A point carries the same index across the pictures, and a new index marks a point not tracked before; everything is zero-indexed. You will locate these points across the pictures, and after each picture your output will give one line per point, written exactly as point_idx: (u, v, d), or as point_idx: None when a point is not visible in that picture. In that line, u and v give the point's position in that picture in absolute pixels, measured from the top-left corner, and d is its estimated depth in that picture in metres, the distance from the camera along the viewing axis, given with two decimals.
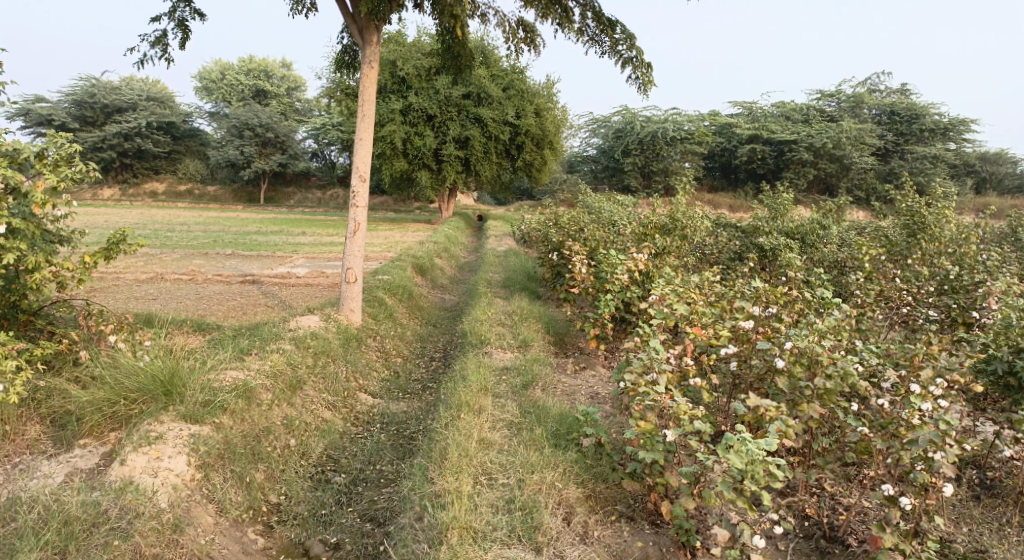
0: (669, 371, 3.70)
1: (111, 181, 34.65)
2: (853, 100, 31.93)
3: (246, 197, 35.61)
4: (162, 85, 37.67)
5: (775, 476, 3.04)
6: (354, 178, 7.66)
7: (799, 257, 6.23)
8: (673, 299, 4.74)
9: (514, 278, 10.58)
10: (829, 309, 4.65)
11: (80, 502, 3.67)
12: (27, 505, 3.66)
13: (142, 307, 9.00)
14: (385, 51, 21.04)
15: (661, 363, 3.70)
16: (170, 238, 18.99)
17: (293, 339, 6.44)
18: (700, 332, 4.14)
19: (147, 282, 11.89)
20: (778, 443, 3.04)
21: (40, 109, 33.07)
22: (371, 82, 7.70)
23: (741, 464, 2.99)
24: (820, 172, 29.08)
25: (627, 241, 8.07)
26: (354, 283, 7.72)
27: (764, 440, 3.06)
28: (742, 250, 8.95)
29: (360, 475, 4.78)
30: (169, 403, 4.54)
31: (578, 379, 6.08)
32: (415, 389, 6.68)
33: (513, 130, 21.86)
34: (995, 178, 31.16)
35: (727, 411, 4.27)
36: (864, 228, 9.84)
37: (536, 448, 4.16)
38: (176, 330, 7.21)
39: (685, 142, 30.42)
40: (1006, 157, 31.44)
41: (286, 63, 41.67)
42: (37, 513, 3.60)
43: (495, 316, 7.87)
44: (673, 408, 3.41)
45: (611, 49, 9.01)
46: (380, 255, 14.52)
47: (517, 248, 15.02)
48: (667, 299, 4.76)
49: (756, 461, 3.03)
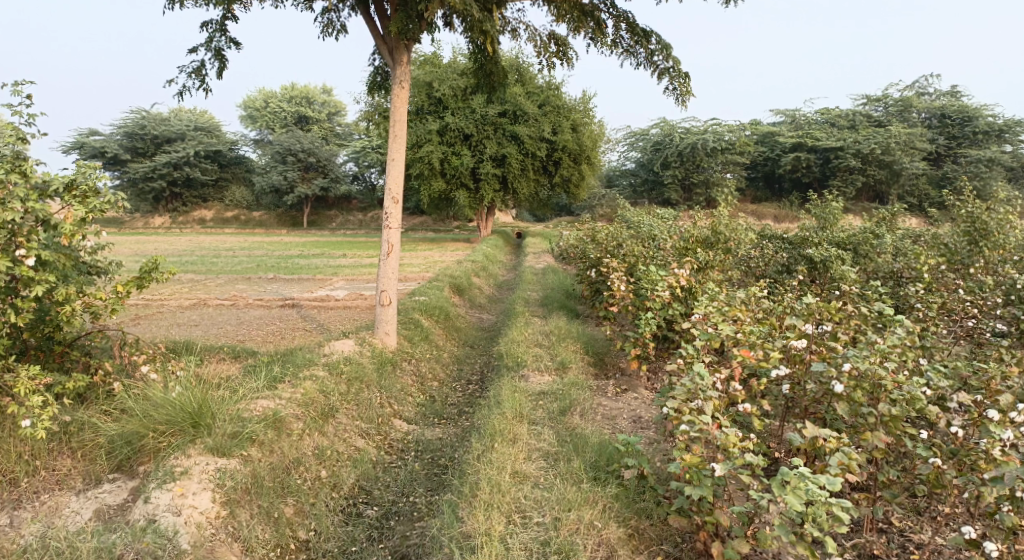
0: (716, 397, 3.43)
1: (160, 209, 35.56)
2: (901, 104, 31.00)
3: (289, 221, 36.18)
4: (208, 114, 38.66)
5: (840, 518, 2.76)
6: (387, 200, 7.56)
7: (853, 268, 5.88)
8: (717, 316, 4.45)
9: (552, 296, 10.35)
10: (887, 325, 4.33)
11: (94, 548, 3.62)
12: (39, 549, 3.63)
13: (182, 334, 9.04)
14: (421, 73, 21.15)
15: (708, 389, 3.44)
16: (214, 263, 19.28)
17: (326, 365, 6.33)
18: (750, 354, 3.84)
19: (189, 308, 11.98)
20: (842, 482, 2.76)
21: (94, 142, 33.84)
22: (402, 102, 7.60)
23: (801, 506, 2.71)
24: (868, 178, 28.27)
25: (667, 255, 7.79)
26: (389, 306, 7.59)
27: (828, 478, 2.78)
28: (790, 262, 8.59)
29: (393, 508, 4.60)
30: (197, 436, 4.43)
31: (619, 403, 5.83)
32: (451, 414, 6.50)
33: (550, 146, 21.72)
34: None
35: (779, 438, 3.98)
36: (921, 236, 9.37)
37: (573, 482, 3.93)
38: (212, 358, 7.16)
39: (726, 152, 29.94)
40: None
41: (326, 89, 42.42)
42: (48, 558, 3.57)
43: (532, 336, 7.65)
44: (722, 440, 3.15)
45: (646, 60, 8.80)
46: (418, 276, 14.44)
47: (556, 265, 14.80)
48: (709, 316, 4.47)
49: (819, 501, 2.75)
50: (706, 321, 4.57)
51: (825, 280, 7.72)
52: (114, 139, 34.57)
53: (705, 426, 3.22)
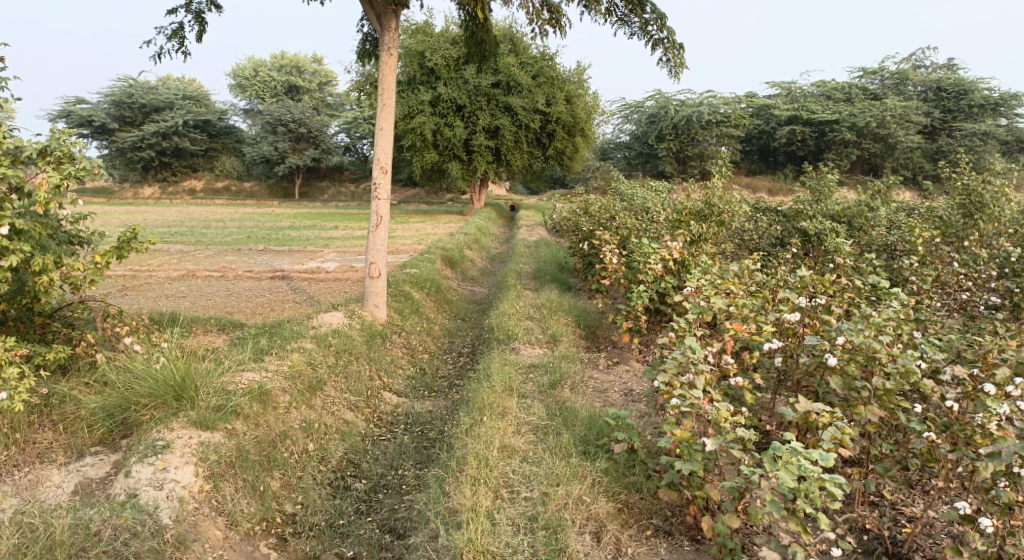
0: (708, 371, 3.37)
1: (150, 180, 35.19)
2: (898, 77, 30.76)
3: (281, 193, 35.88)
4: (198, 84, 38.12)
5: (832, 494, 2.72)
6: (376, 170, 7.43)
7: (848, 241, 5.82)
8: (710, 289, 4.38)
9: (545, 269, 10.27)
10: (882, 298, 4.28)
11: (69, 524, 3.53)
12: (12, 525, 3.54)
13: (169, 305, 8.93)
14: (413, 42, 20.80)
15: (701, 363, 3.37)
16: (204, 234, 19.10)
17: (314, 337, 6.25)
18: (743, 327, 3.78)
19: (178, 280, 11.86)
20: (836, 458, 2.70)
21: (81, 111, 33.29)
22: (391, 69, 7.42)
23: (794, 483, 2.66)
24: (863, 152, 28.15)
25: (660, 228, 7.70)
26: (378, 278, 7.50)
27: (821, 453, 2.73)
28: (784, 235, 8.53)
29: (381, 481, 4.55)
30: (180, 409, 4.35)
31: (610, 376, 5.79)
32: (441, 387, 6.46)
33: (544, 117, 21.49)
34: None
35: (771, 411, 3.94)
36: (916, 210, 9.31)
37: (563, 456, 3.88)
38: (199, 330, 7.07)
39: (721, 125, 29.73)
40: None
41: (317, 59, 41.83)
42: (23, 533, 3.48)
43: (523, 309, 7.58)
44: (714, 415, 3.09)
45: (641, 30, 8.63)
46: (410, 248, 14.33)
47: (549, 238, 14.70)
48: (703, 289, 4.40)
49: (812, 478, 2.71)
50: (699, 294, 4.50)
51: (819, 254, 7.66)
52: (101, 108, 34.03)
53: (697, 400, 3.16)
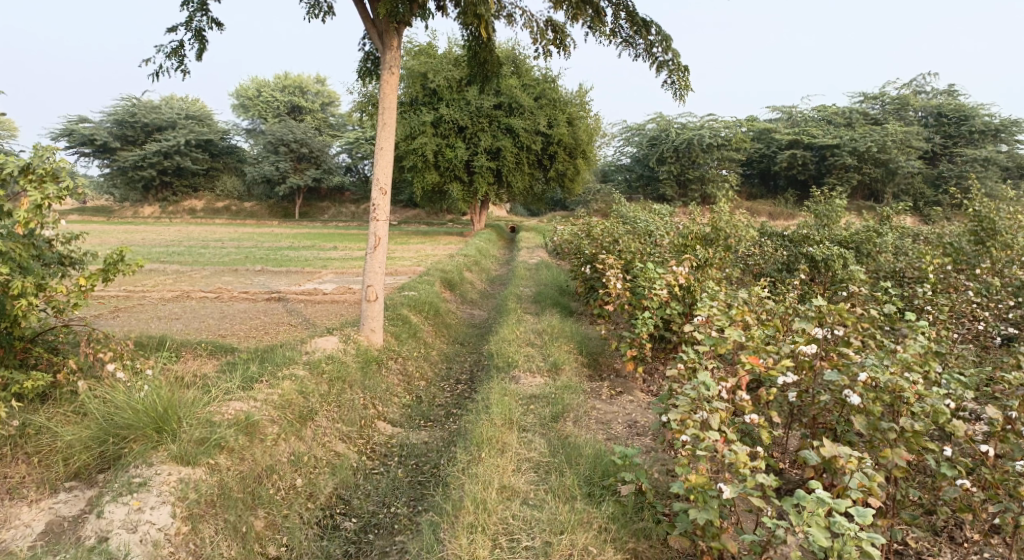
0: (724, 410, 3.15)
1: (150, 198, 35.10)
2: (898, 103, 30.79)
3: (281, 212, 35.79)
4: (200, 104, 38.17)
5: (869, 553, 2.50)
6: (375, 191, 7.25)
7: (862, 269, 5.64)
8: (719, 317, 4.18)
9: (546, 292, 10.06)
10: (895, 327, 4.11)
11: None
12: None
13: (161, 328, 8.72)
14: (415, 64, 20.76)
15: (716, 402, 3.15)
16: (202, 254, 18.90)
17: (307, 363, 6.02)
18: (758, 361, 3.57)
19: (172, 301, 11.64)
20: (873, 514, 2.51)
21: (83, 130, 33.26)
22: (391, 89, 7.26)
23: (827, 541, 2.46)
24: (864, 176, 28.08)
25: (666, 253, 7.51)
26: (375, 302, 7.28)
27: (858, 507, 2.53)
28: (790, 261, 8.35)
29: (372, 520, 4.33)
30: (161, 442, 4.12)
31: (614, 406, 5.58)
32: (438, 416, 6.23)
33: (545, 139, 21.41)
34: None
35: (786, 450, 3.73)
36: (923, 236, 9.14)
37: (566, 499, 3.66)
38: (189, 355, 6.84)
39: (722, 148, 29.68)
40: None
41: (319, 79, 41.94)
42: None
43: (525, 335, 7.36)
44: (732, 458, 2.86)
45: (646, 51, 8.50)
46: (409, 270, 14.13)
47: (549, 260, 14.50)
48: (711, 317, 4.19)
49: (846, 535, 2.50)
50: (708, 322, 4.28)
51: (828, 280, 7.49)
52: (103, 127, 34.02)
53: (715, 442, 2.94)
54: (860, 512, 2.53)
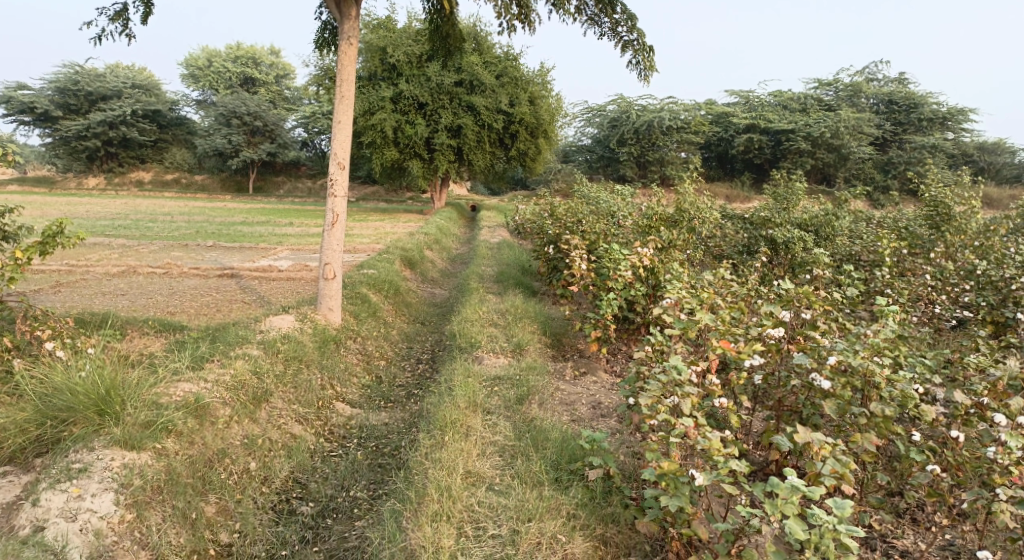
0: (695, 395, 3.10)
1: (95, 170, 33.82)
2: (852, 89, 31.29)
3: (234, 187, 34.85)
4: (149, 73, 36.83)
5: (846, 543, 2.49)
6: (333, 165, 7.01)
7: (826, 252, 5.67)
8: (688, 300, 4.13)
9: (508, 272, 9.94)
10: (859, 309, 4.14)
11: None
12: None
13: (105, 305, 8.36)
14: (374, 38, 20.27)
15: (689, 386, 3.09)
16: (151, 228, 18.29)
17: (260, 343, 5.81)
18: (730, 345, 3.53)
19: (118, 276, 11.19)
20: (852, 507, 2.50)
21: (22, 97, 31.94)
22: (350, 60, 7.00)
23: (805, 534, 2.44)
24: (817, 161, 28.55)
25: (630, 235, 7.46)
26: (333, 280, 7.08)
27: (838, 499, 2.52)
28: (751, 243, 8.39)
29: (330, 504, 4.19)
30: (103, 425, 3.90)
31: (578, 389, 5.53)
32: (398, 397, 6.09)
33: (506, 118, 21.18)
34: (993, 168, 30.40)
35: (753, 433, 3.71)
36: (880, 220, 9.26)
37: (533, 486, 3.59)
38: (134, 333, 6.54)
39: (681, 131, 29.84)
40: (1005, 147, 30.75)
41: (273, 51, 40.78)
42: None
43: (487, 315, 7.24)
44: (705, 445, 2.81)
45: (611, 30, 8.37)
46: (367, 247, 13.86)
47: (510, 240, 14.35)
48: (681, 299, 4.14)
49: (823, 527, 2.48)
50: (677, 304, 4.21)
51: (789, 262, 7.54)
52: (45, 94, 32.65)
53: (688, 429, 2.88)
54: (838, 504, 2.53)
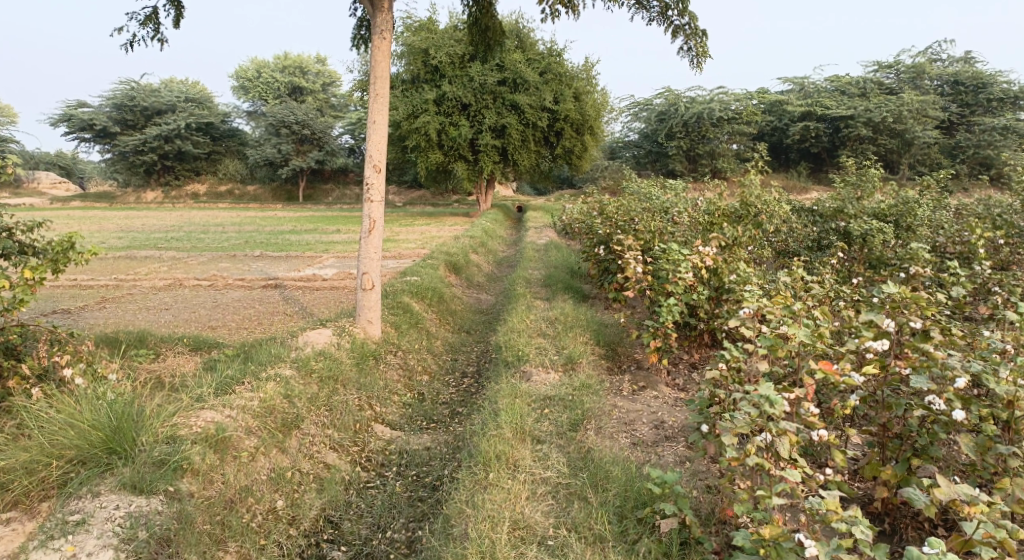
0: (796, 432, 2.62)
1: (152, 183, 34.58)
2: (913, 71, 29.73)
3: (285, 196, 35.16)
4: (201, 87, 37.56)
5: None
6: (368, 168, 6.60)
7: (921, 246, 5.06)
8: (771, 306, 3.49)
9: (557, 275, 9.43)
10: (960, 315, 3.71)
11: None
12: None
13: (146, 322, 8.16)
14: (416, 40, 19.99)
15: (787, 424, 2.61)
16: (202, 239, 18.36)
17: (294, 361, 5.43)
18: (834, 367, 3.01)
19: (164, 289, 11.05)
20: None
21: (82, 115, 32.87)
22: (383, 55, 6.59)
23: None
24: (879, 148, 27.17)
25: (690, 234, 6.88)
26: (371, 290, 6.68)
27: None
28: (821, 238, 7.74)
29: (364, 548, 3.80)
30: (112, 466, 3.60)
31: (637, 407, 5.07)
32: (441, 417, 5.64)
33: (552, 116, 20.64)
34: None
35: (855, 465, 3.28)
36: (964, 208, 8.44)
37: (591, 543, 3.14)
38: (168, 353, 6.26)
39: (732, 122, 28.86)
40: None
41: (319, 59, 41.16)
42: None
43: (536, 324, 6.75)
44: (820, 510, 2.46)
45: (660, 15, 7.77)
46: (413, 253, 13.52)
47: (559, 240, 13.80)
48: (762, 308, 3.49)
49: None
50: (756, 314, 3.56)
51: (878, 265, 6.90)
52: (103, 111, 33.55)
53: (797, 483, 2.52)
54: None
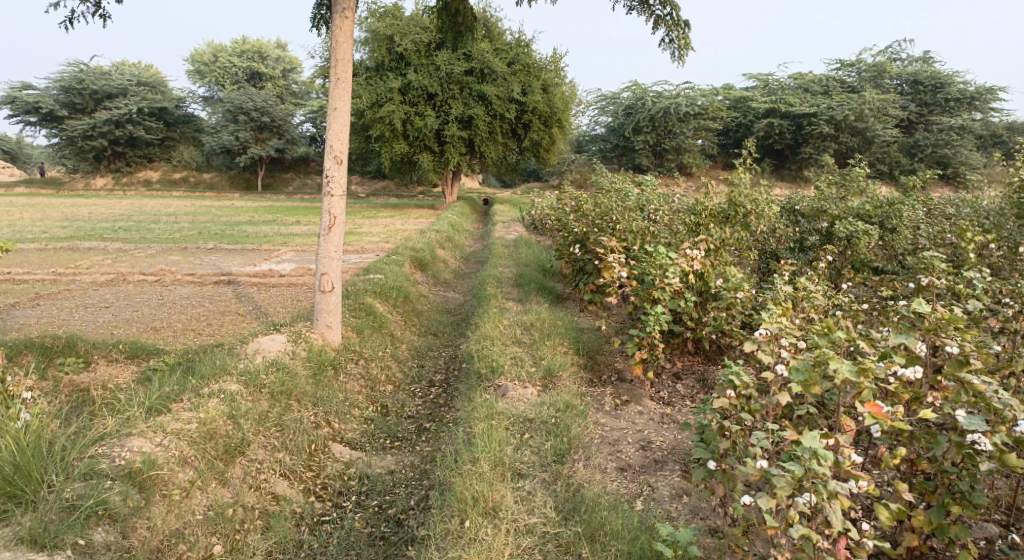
0: (846, 496, 2.44)
1: (102, 169, 33.14)
2: (875, 70, 29.84)
3: (243, 184, 34.02)
4: (155, 70, 36.11)
5: None
6: (328, 159, 6.02)
7: (937, 255, 4.69)
8: (793, 328, 3.09)
9: (528, 274, 8.95)
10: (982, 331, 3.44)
11: None
12: None
13: (83, 324, 7.47)
14: (381, 26, 19.27)
15: (837, 487, 2.43)
16: (152, 230, 17.45)
17: (242, 374, 4.84)
18: (881, 410, 2.69)
19: (106, 285, 10.28)
20: None
21: (26, 97, 31.36)
22: (345, 36, 6.01)
23: None
24: (840, 146, 27.32)
25: (675, 236, 6.48)
26: (330, 293, 6.12)
27: None
28: (804, 238, 7.40)
29: None
30: (13, 513, 3.17)
31: (622, 423, 4.68)
32: (407, 434, 5.12)
33: (519, 107, 20.13)
34: None
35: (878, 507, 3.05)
36: (945, 209, 8.19)
37: None
38: (101, 361, 5.64)
39: (698, 118, 28.80)
40: None
41: (280, 44, 39.92)
42: None
43: (509, 329, 6.28)
44: None
45: (642, 4, 7.33)
46: (376, 247, 12.92)
47: (528, 236, 13.29)
48: (783, 330, 3.10)
49: None
50: (775, 336, 3.16)
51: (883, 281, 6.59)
52: (50, 94, 32.05)
53: None
54: None
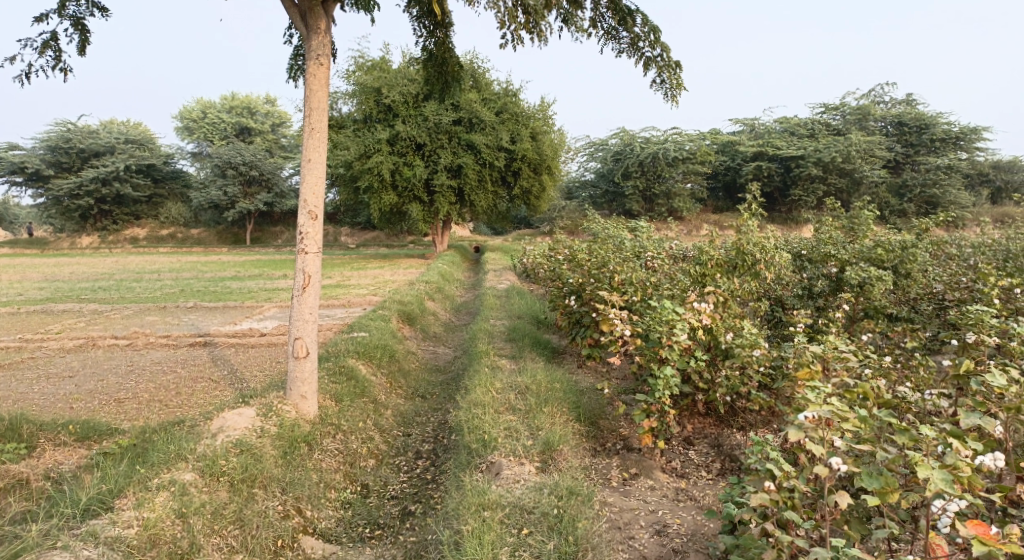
0: None
1: (88, 228, 32.67)
2: (860, 113, 29.92)
3: (231, 239, 33.63)
4: (143, 128, 36.00)
5: None
6: (302, 214, 5.51)
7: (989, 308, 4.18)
8: (847, 411, 2.82)
9: (522, 327, 8.42)
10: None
11: None
12: None
13: (41, 398, 6.86)
14: (368, 79, 19.17)
15: None
16: (133, 289, 16.86)
17: (200, 459, 4.26)
18: (987, 531, 2.43)
19: (74, 352, 9.64)
20: None
21: (12, 157, 30.99)
22: (320, 83, 5.57)
23: None
24: (829, 187, 27.22)
25: (679, 288, 6.01)
26: (305, 359, 5.56)
27: None
28: (813, 284, 6.90)
29: None
30: None
31: (632, 501, 4.16)
32: (390, 520, 4.51)
33: (508, 155, 19.84)
34: (1011, 187, 29.81)
35: None
36: (956, 248, 7.76)
37: None
38: (47, 446, 5.05)
39: (687, 162, 28.69)
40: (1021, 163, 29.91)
41: (269, 99, 40.01)
42: None
43: (502, 391, 5.74)
44: None
45: (631, 45, 6.94)
46: (363, 301, 12.40)
47: (520, 286, 12.76)
48: (836, 416, 2.81)
49: None
50: (824, 418, 2.89)
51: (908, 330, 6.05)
52: (36, 153, 31.69)
53: None
54: None
